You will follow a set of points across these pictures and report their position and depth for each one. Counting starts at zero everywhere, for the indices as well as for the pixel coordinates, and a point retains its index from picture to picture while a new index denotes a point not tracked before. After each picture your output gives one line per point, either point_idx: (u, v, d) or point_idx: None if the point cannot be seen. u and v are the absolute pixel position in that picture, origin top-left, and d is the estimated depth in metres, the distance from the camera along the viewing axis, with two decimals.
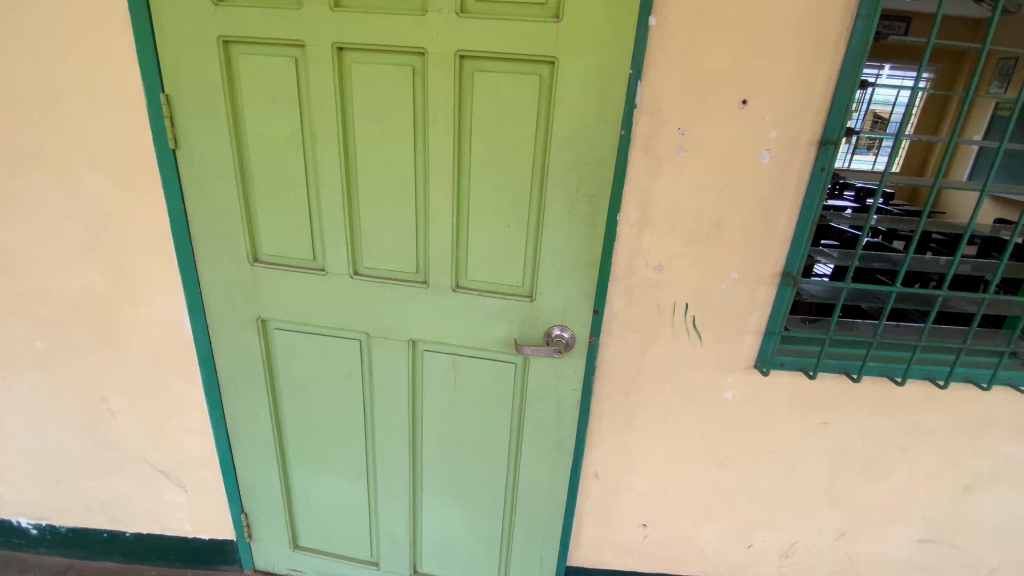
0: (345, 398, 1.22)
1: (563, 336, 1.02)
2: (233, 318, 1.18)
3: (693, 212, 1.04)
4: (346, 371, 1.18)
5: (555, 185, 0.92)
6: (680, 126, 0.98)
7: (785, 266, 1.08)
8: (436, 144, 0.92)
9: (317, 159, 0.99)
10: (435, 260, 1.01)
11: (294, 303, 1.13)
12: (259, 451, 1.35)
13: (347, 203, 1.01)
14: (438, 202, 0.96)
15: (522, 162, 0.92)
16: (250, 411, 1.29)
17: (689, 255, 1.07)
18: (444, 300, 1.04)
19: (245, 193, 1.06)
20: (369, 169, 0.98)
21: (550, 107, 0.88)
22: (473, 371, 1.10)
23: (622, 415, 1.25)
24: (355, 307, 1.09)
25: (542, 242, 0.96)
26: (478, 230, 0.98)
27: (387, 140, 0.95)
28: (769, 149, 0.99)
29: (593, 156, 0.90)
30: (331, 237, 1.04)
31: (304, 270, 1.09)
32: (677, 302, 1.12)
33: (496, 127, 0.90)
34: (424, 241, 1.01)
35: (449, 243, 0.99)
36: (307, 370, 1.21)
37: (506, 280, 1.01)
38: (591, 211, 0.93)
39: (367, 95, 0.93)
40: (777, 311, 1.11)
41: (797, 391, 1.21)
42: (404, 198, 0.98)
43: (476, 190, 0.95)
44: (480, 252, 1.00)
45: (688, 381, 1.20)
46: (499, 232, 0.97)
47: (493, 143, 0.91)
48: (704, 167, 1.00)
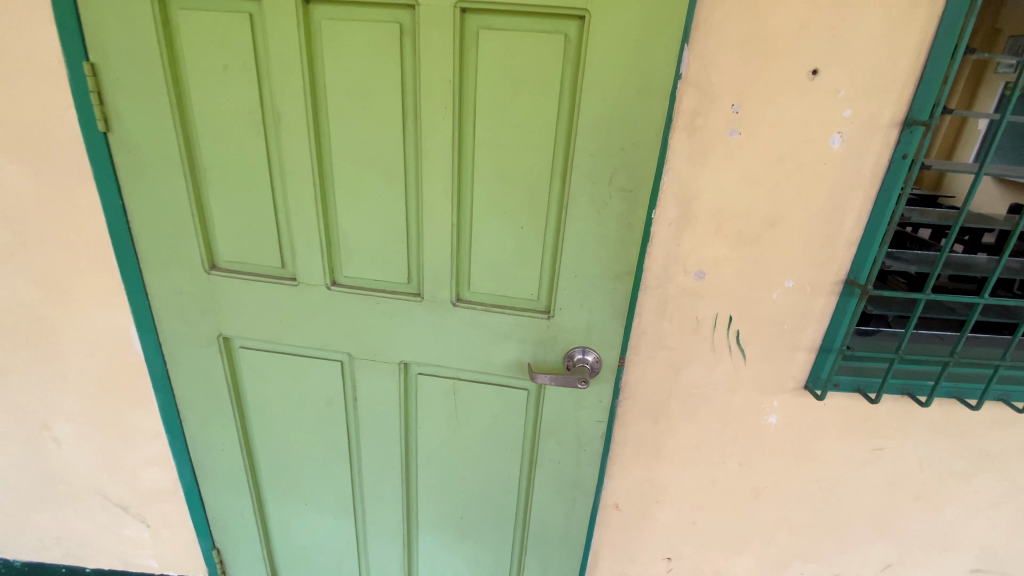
0: (325, 426, 1.04)
1: (587, 362, 0.84)
2: (190, 335, 0.99)
3: (744, 208, 0.86)
4: (325, 397, 1.00)
5: (581, 176, 0.73)
6: (734, 103, 0.79)
7: (851, 272, 0.90)
8: (430, 124, 0.73)
9: (283, 145, 0.79)
10: (430, 269, 0.82)
11: (260, 319, 0.94)
12: (228, 483, 1.17)
13: (321, 199, 0.81)
14: (434, 198, 0.77)
15: (541, 147, 0.73)
16: (217, 439, 1.11)
17: (736, 259, 0.89)
18: (442, 316, 0.86)
19: (196, 187, 0.87)
20: (346, 156, 0.78)
21: (578, 78, 0.69)
22: (478, 399, 0.93)
23: (649, 442, 1.08)
24: (333, 324, 0.91)
25: (564, 248, 0.78)
26: (484, 231, 0.79)
27: (369, 121, 0.75)
28: (841, 131, 0.81)
29: (631, 141, 0.71)
30: (302, 241, 0.85)
31: (272, 279, 0.90)
32: (719, 315, 0.94)
33: (508, 102, 0.71)
34: (417, 247, 0.82)
35: (448, 249, 0.80)
36: (279, 395, 1.03)
37: (518, 293, 0.83)
38: (627, 210, 0.75)
39: (342, 62, 0.73)
40: (838, 326, 0.94)
41: (852, 414, 1.05)
42: (392, 193, 0.79)
43: (482, 184, 0.76)
44: (487, 260, 0.81)
45: (726, 403, 1.03)
46: (509, 234, 0.79)
47: (503, 124, 0.72)
48: (759, 153, 0.82)
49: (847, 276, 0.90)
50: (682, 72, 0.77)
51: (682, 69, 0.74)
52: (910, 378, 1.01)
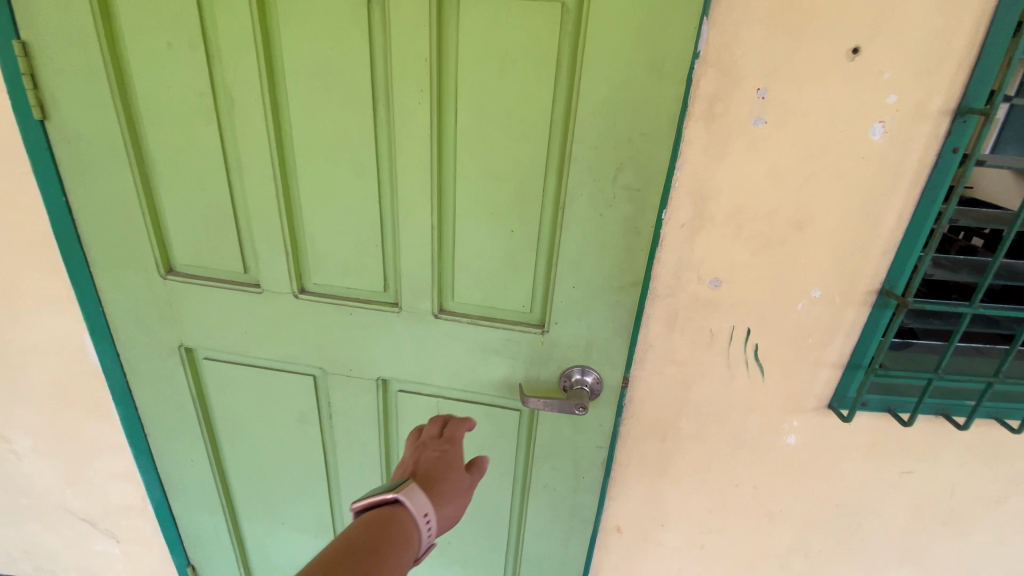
0: (299, 445, 0.95)
1: (585, 384, 0.74)
2: (149, 345, 0.90)
3: (768, 208, 0.75)
4: (297, 415, 0.90)
5: (581, 173, 0.63)
6: (760, 87, 0.68)
7: (887, 282, 0.79)
8: (405, 111, 0.62)
9: (238, 135, 0.69)
10: (408, 277, 0.72)
11: (223, 330, 0.84)
12: (200, 501, 1.08)
13: (284, 197, 0.71)
14: (410, 197, 0.67)
15: (533, 140, 0.62)
16: (185, 456, 1.02)
17: (756, 266, 0.79)
18: (423, 330, 0.76)
19: (147, 182, 0.77)
20: (311, 149, 0.68)
21: (577, 57, 0.58)
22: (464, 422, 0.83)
23: (655, 463, 0.98)
24: (303, 336, 0.81)
25: (561, 256, 0.67)
26: (469, 235, 0.69)
27: (334, 107, 0.65)
28: (883, 120, 0.70)
29: (640, 132, 0.60)
30: (265, 244, 0.75)
31: (234, 285, 0.80)
32: (735, 328, 0.84)
33: (495, 84, 0.60)
34: (394, 251, 0.72)
35: (429, 255, 0.70)
36: (249, 411, 0.93)
37: (509, 305, 0.73)
38: (635, 213, 0.64)
39: (302, 38, 0.62)
40: (869, 340, 0.84)
41: (880, 435, 0.95)
42: (363, 192, 0.68)
43: (465, 181, 0.65)
44: (473, 268, 0.71)
45: (740, 423, 0.93)
46: (498, 239, 0.68)
47: (489, 110, 0.61)
48: (787, 146, 0.71)
49: (882, 286, 0.80)
50: (700, 51, 0.66)
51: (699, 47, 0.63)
52: (947, 398, 0.91)
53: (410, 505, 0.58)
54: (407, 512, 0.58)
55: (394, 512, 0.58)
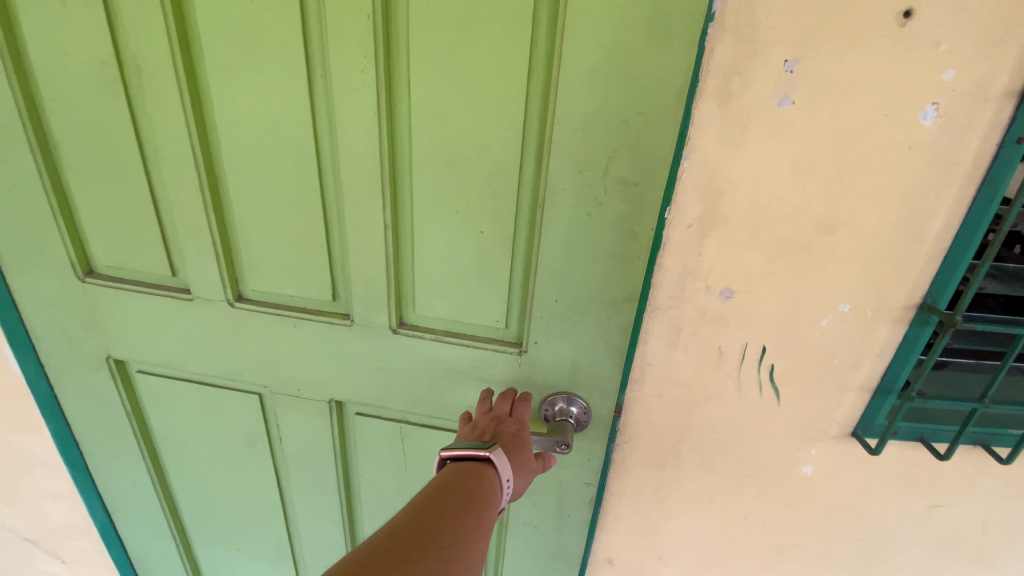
0: (248, 468, 0.83)
1: (570, 415, 0.63)
2: (75, 356, 0.78)
3: (791, 207, 0.63)
4: (245, 436, 0.79)
5: (565, 162, 0.51)
6: (787, 59, 0.55)
7: (928, 295, 0.67)
8: (347, 82, 0.50)
9: (152, 113, 0.57)
10: (359, 285, 0.61)
11: (155, 341, 0.73)
12: (146, 524, 0.97)
13: (210, 187, 0.59)
14: (357, 190, 0.55)
15: (505, 120, 0.50)
16: (125, 476, 0.91)
17: (775, 275, 0.67)
18: (380, 346, 0.64)
19: (55, 168, 0.65)
20: (237, 130, 0.55)
21: (559, 15, 0.45)
22: (429, 452, 0.72)
23: (652, 494, 0.87)
24: (243, 350, 0.70)
25: (539, 263, 0.55)
26: (430, 236, 0.57)
27: (262, 78, 0.52)
28: (936, 102, 0.57)
29: (638, 112, 0.48)
30: (191, 244, 0.63)
31: (162, 291, 0.68)
32: (748, 346, 0.72)
33: (457, 49, 0.48)
34: (342, 254, 0.60)
35: (382, 260, 0.59)
36: (191, 430, 0.82)
37: (480, 320, 0.61)
38: (631, 213, 0.52)
39: None
40: (904, 362, 0.72)
41: (909, 467, 0.83)
42: (301, 183, 0.56)
43: (422, 171, 0.53)
44: (436, 275, 0.59)
45: (750, 450, 0.82)
46: (465, 241, 0.56)
47: (451, 82, 0.49)
48: (817, 132, 0.59)
49: (922, 300, 0.68)
50: (715, 12, 0.53)
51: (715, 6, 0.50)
52: (989, 427, 0.79)
53: (499, 470, 0.50)
54: (494, 477, 0.50)
55: (479, 474, 0.50)
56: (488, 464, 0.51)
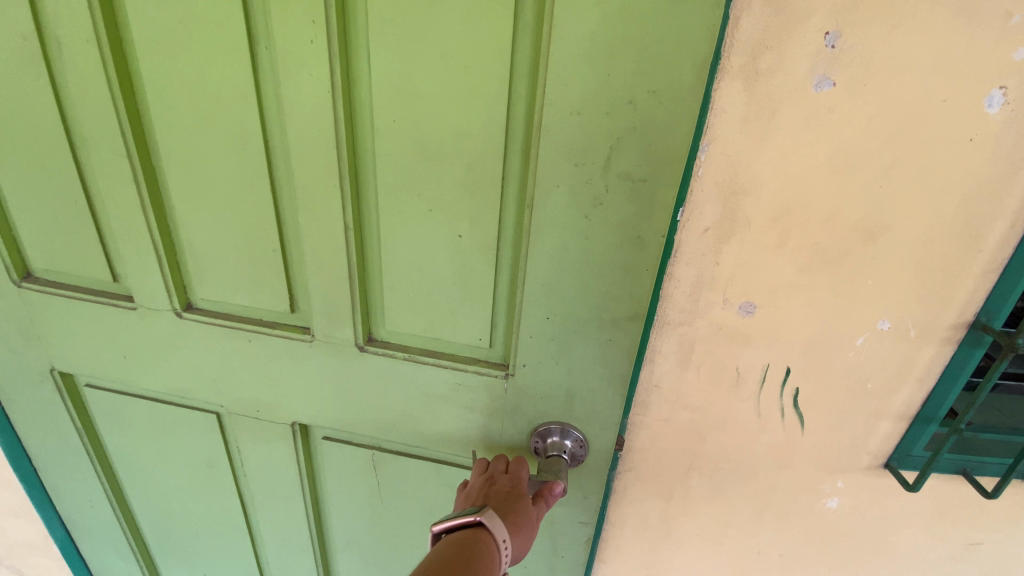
0: (209, 493, 0.75)
1: (564, 449, 0.55)
2: (18, 367, 0.71)
3: (825, 209, 0.54)
4: (204, 458, 0.71)
5: (558, 152, 0.42)
6: (829, 32, 0.46)
7: (982, 311, 0.58)
8: (294, 54, 0.42)
9: (77, 94, 0.49)
10: (319, 296, 0.52)
11: (99, 353, 0.65)
12: (108, 546, 0.90)
13: (147, 181, 0.51)
14: (312, 184, 0.47)
15: (484, 102, 0.41)
16: (82, 495, 0.84)
17: (803, 287, 0.58)
18: (346, 366, 0.56)
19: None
20: (173, 114, 0.47)
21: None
22: (404, 483, 0.64)
23: (656, 526, 0.78)
24: (195, 366, 0.62)
25: (527, 275, 0.47)
26: (398, 240, 0.48)
27: (197, 51, 0.44)
28: (1005, 86, 0.48)
29: (647, 91, 0.39)
30: (129, 247, 0.55)
31: (104, 299, 0.60)
32: (770, 367, 0.63)
33: (423, 11, 0.39)
34: (300, 260, 0.52)
35: (345, 268, 0.50)
36: (147, 450, 0.74)
37: (460, 339, 0.52)
38: (637, 215, 0.43)
39: None
40: (949, 385, 0.63)
41: (948, 503, 0.74)
42: (250, 176, 0.48)
43: (387, 161, 0.45)
44: (407, 285, 0.51)
45: (769, 481, 0.73)
46: (439, 246, 0.48)
47: (418, 54, 0.41)
48: (861, 120, 0.50)
49: (975, 318, 0.58)
50: None
51: None
52: None
53: (496, 533, 0.43)
54: (494, 542, 0.43)
55: (475, 543, 0.42)
56: (483, 531, 0.43)
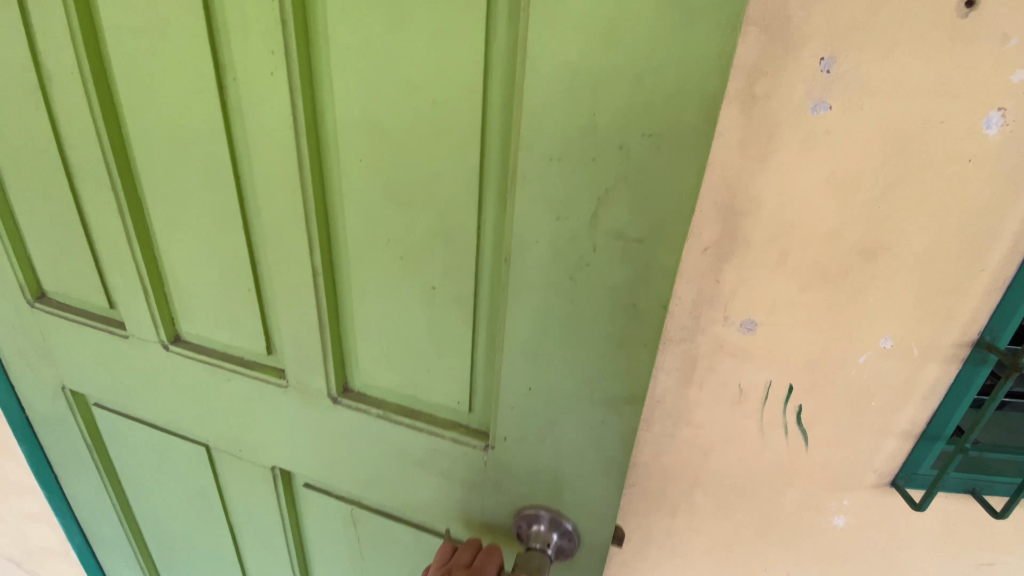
0: (202, 522, 0.78)
1: (548, 540, 0.54)
2: (33, 383, 0.74)
3: (825, 228, 0.54)
4: (196, 488, 0.73)
5: (533, 210, 0.40)
6: (824, 58, 0.47)
7: (987, 330, 0.58)
8: (265, 114, 0.45)
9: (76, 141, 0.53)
10: (292, 342, 0.55)
11: (100, 377, 0.68)
12: (115, 558, 0.93)
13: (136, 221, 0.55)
14: (286, 232, 0.49)
15: (453, 142, 0.41)
16: (93, 507, 0.87)
17: (805, 305, 0.58)
18: (323, 418, 0.58)
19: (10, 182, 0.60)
20: (165, 161, 0.51)
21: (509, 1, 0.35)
22: (383, 536, 0.63)
23: (660, 541, 0.78)
24: (186, 401, 0.64)
25: (508, 332, 0.45)
26: (366, 292, 0.50)
27: (186, 105, 0.47)
28: (1004, 108, 0.48)
29: (640, 134, 0.35)
30: (124, 279, 0.59)
31: (99, 326, 0.64)
32: (773, 384, 0.63)
33: (385, 72, 0.40)
34: (280, 299, 0.53)
35: (315, 310, 0.52)
36: (149, 472, 0.76)
37: (436, 398, 0.53)
38: (632, 279, 0.40)
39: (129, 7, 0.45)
40: (956, 404, 0.62)
41: (957, 521, 0.73)
42: (229, 214, 0.51)
43: (356, 214, 0.47)
44: (379, 336, 0.52)
45: (773, 499, 0.72)
46: (407, 299, 0.49)
47: (380, 113, 0.42)
48: (858, 142, 0.50)
49: (980, 337, 0.58)
50: None
51: None
52: None
53: None
54: None
55: None
56: None
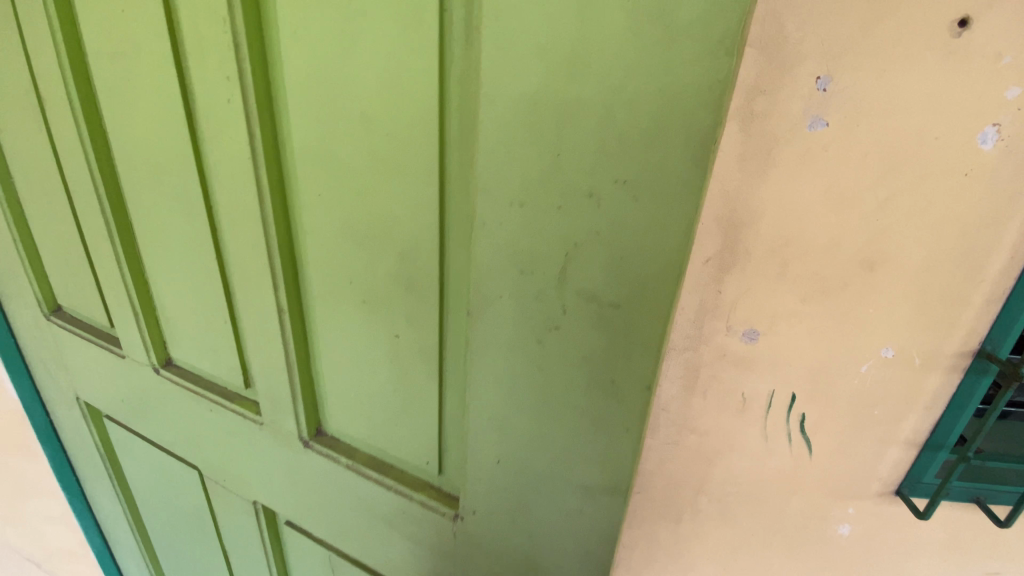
0: (199, 544, 0.82)
1: None
2: (59, 393, 0.83)
3: (825, 240, 0.56)
4: (193, 509, 0.78)
5: (494, 268, 0.38)
6: (820, 77, 0.49)
7: (988, 340, 0.59)
8: (235, 168, 0.48)
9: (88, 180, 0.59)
10: (264, 380, 0.59)
11: (110, 393, 0.76)
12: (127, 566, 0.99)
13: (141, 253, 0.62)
14: (254, 277, 0.53)
15: (410, 193, 0.41)
16: (107, 515, 0.93)
17: (805, 316, 0.60)
18: (297, 459, 0.62)
19: (52, 200, 0.65)
20: (157, 205, 0.57)
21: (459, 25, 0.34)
22: (362, 573, 0.63)
23: (666, 548, 0.79)
24: (182, 426, 0.70)
25: (475, 392, 0.44)
26: (330, 339, 0.53)
27: (172, 156, 0.52)
28: (998, 123, 0.50)
29: (613, 181, 0.32)
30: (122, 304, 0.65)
31: (105, 346, 0.72)
32: (776, 393, 0.64)
33: (340, 127, 0.42)
34: (262, 331, 0.56)
35: (284, 351, 0.55)
36: (153, 489, 0.82)
37: (405, 453, 0.54)
38: (610, 344, 0.37)
39: (123, 71, 0.51)
40: (958, 414, 0.63)
41: (964, 530, 0.73)
42: (209, 250, 0.55)
43: (320, 263, 0.49)
44: (346, 383, 0.54)
45: (778, 506, 0.73)
46: (369, 349, 0.50)
47: (338, 165, 0.43)
48: (855, 157, 0.52)
49: (981, 347, 0.59)
50: None
51: None
52: None
53: None
54: None
55: None
56: None
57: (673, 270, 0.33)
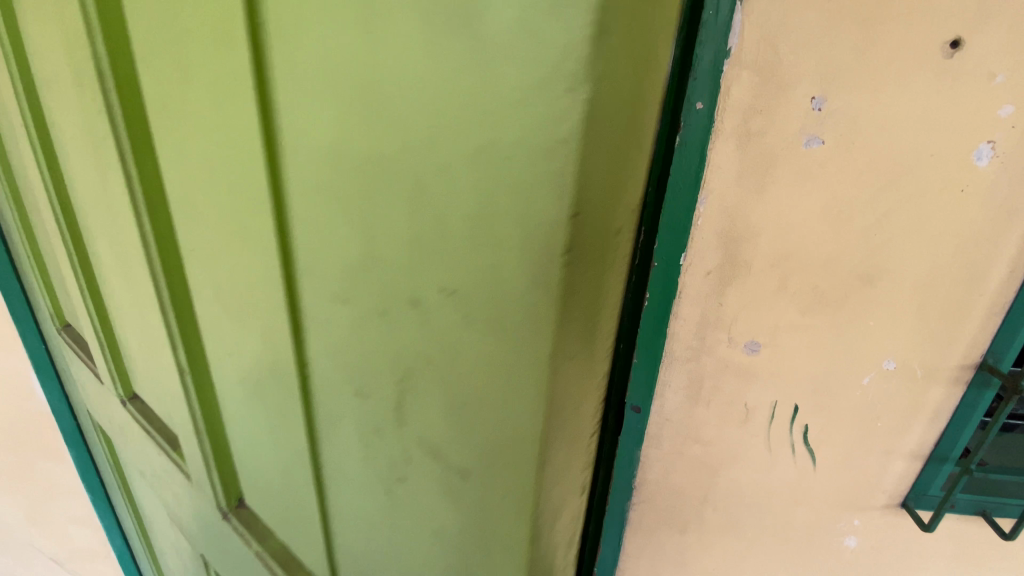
0: (175, 564, 1.04)
1: None
2: (83, 419, 1.06)
3: (823, 254, 0.57)
4: (170, 536, 1.00)
5: (356, 410, 0.49)
6: (815, 97, 0.51)
7: (990, 352, 0.60)
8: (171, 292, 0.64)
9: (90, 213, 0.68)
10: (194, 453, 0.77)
11: (111, 425, 0.98)
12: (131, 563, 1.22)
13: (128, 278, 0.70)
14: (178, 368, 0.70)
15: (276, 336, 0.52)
16: (118, 520, 1.16)
17: (806, 329, 0.61)
18: (224, 524, 0.80)
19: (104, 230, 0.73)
20: (128, 302, 0.76)
21: (288, 87, 0.38)
22: None
23: (672, 558, 0.80)
24: (158, 472, 0.91)
25: (360, 496, 0.55)
26: (240, 433, 0.69)
27: (132, 271, 0.70)
28: (993, 141, 0.51)
29: (439, 291, 0.39)
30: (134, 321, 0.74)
31: (99, 385, 0.94)
32: (778, 404, 0.65)
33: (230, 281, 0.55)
34: (183, 390, 0.72)
35: (200, 428, 0.73)
36: (146, 510, 1.04)
37: (295, 533, 0.70)
38: (474, 505, 0.47)
39: (100, 210, 0.70)
40: (961, 425, 0.64)
41: (972, 543, 0.73)
42: (157, 340, 0.73)
43: (226, 373, 0.65)
44: (254, 466, 0.71)
45: (783, 517, 0.73)
46: (261, 446, 0.65)
47: (230, 313, 0.57)
48: (852, 173, 0.53)
49: (982, 359, 0.60)
50: (731, 47, 0.49)
51: (722, 51, 0.47)
52: None
53: None
54: None
55: None
56: None
57: (524, 484, 0.44)
